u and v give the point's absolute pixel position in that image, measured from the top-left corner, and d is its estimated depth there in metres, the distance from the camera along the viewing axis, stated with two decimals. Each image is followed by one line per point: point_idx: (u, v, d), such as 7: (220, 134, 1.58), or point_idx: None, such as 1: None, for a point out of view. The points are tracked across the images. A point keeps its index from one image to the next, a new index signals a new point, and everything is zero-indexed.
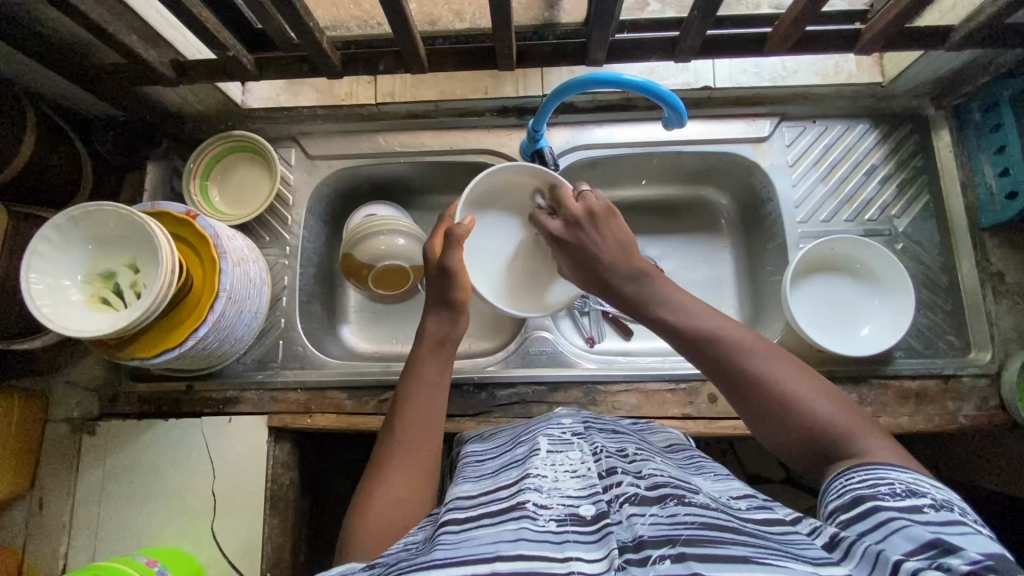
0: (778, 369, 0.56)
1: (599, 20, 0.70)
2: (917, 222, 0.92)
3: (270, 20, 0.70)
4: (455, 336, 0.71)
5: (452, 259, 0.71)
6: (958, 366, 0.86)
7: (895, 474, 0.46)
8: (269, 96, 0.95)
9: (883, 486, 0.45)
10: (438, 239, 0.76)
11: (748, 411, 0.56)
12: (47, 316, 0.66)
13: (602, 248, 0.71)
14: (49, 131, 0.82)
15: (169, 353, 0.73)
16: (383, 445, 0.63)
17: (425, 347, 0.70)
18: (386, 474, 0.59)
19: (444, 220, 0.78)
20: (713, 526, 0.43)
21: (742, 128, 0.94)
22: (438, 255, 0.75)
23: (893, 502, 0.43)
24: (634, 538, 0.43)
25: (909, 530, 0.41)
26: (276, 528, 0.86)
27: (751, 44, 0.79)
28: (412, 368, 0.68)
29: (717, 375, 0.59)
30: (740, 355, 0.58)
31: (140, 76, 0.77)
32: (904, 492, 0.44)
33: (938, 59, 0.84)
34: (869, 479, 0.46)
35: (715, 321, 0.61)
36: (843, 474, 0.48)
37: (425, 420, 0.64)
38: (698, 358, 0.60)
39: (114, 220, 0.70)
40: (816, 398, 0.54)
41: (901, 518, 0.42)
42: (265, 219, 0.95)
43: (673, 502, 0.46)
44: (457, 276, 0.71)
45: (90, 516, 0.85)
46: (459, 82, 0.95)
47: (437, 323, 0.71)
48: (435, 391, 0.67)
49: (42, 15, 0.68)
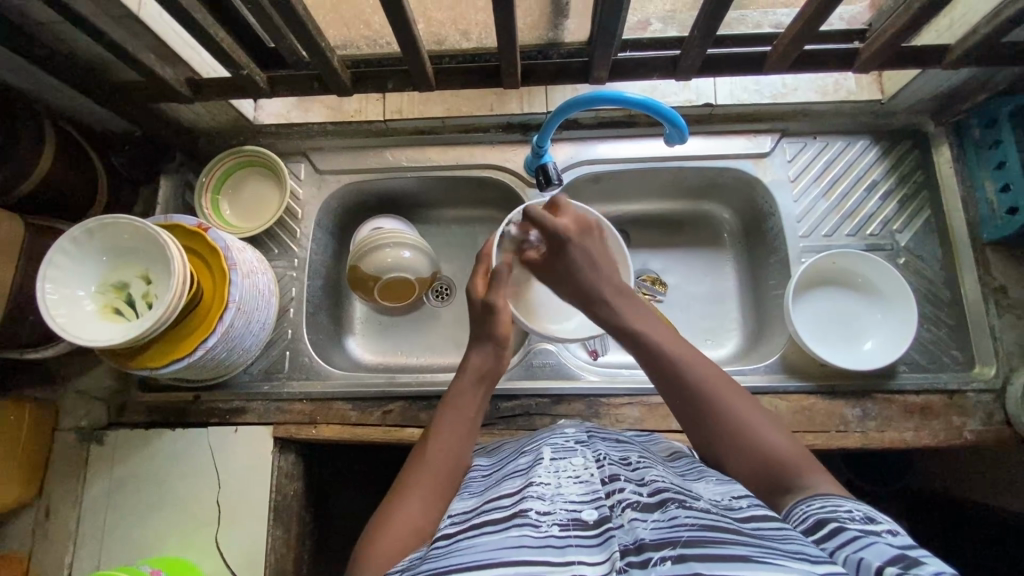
0: (732, 399, 0.59)
1: (602, 39, 0.72)
2: (919, 237, 0.92)
3: (282, 38, 0.72)
4: (494, 372, 0.71)
5: (495, 296, 0.74)
6: (963, 382, 0.86)
7: (852, 503, 0.48)
8: (280, 112, 0.98)
9: (843, 512, 0.47)
10: (478, 281, 0.78)
11: (696, 431, 0.60)
12: (62, 325, 0.68)
13: (601, 265, 0.70)
14: (68, 146, 0.84)
15: (179, 363, 0.75)
16: (411, 466, 0.63)
17: (464, 379, 0.70)
18: (410, 494, 0.59)
19: (480, 257, 0.80)
20: (713, 528, 0.43)
21: (744, 144, 0.95)
22: (481, 294, 0.77)
23: (857, 525, 0.45)
24: (635, 541, 0.43)
25: (877, 545, 0.42)
26: (279, 538, 0.86)
27: (752, 63, 0.80)
28: (451, 398, 0.68)
29: (675, 398, 0.61)
30: (705, 380, 0.60)
31: (156, 93, 0.79)
32: (863, 518, 0.45)
33: (937, 77, 0.86)
34: (828, 505, 0.48)
35: (677, 346, 0.63)
36: (803, 502, 0.50)
37: (453, 450, 0.64)
38: (659, 381, 0.62)
39: (130, 233, 0.72)
40: (770, 429, 0.57)
41: (865, 537, 0.43)
42: (273, 232, 0.97)
43: (674, 506, 0.47)
44: (501, 315, 0.73)
45: (96, 527, 0.85)
46: (465, 99, 0.97)
47: (479, 357, 0.72)
48: (471, 424, 0.67)
49: (65, 35, 0.71)
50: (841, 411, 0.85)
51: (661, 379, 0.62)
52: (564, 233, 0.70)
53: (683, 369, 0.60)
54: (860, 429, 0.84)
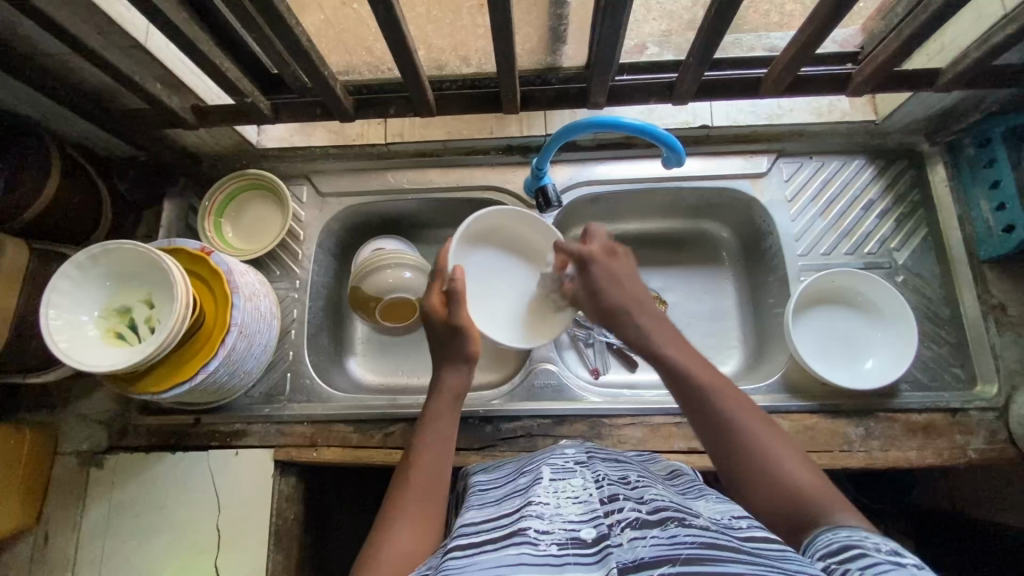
0: (761, 434, 0.58)
1: (600, 67, 0.74)
2: (916, 255, 0.93)
3: (286, 66, 0.73)
4: (465, 389, 0.73)
5: (458, 316, 0.74)
6: (966, 401, 0.85)
7: (882, 539, 0.47)
8: (283, 136, 0.99)
9: (871, 543, 0.46)
10: (434, 295, 0.77)
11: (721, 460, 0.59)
12: (65, 350, 0.68)
13: (633, 287, 0.74)
14: (73, 171, 0.85)
15: (181, 387, 0.75)
16: (398, 488, 0.63)
17: (440, 401, 0.70)
18: (401, 521, 0.58)
19: (438, 275, 0.80)
20: (711, 546, 0.43)
21: (741, 164, 0.96)
22: (439, 311, 0.76)
23: (881, 554, 0.44)
24: (634, 559, 0.42)
25: (898, 572, 0.41)
26: (279, 563, 0.85)
27: (746, 87, 0.82)
28: (427, 419, 0.69)
29: (699, 425, 0.61)
30: (729, 407, 0.60)
31: (163, 120, 0.81)
32: (891, 550, 0.44)
33: (928, 101, 0.87)
34: (855, 535, 0.47)
35: (707, 371, 0.64)
36: (830, 530, 0.49)
37: (435, 471, 0.64)
38: (685, 403, 0.63)
39: (135, 259, 0.72)
40: (797, 465, 0.56)
41: (890, 564, 0.42)
42: (275, 253, 0.97)
43: (674, 524, 0.46)
44: (468, 332, 0.74)
45: (94, 552, 0.85)
46: (466, 122, 0.98)
47: (454, 377, 0.72)
48: (449, 441, 0.67)
49: (72, 65, 0.72)
50: (844, 430, 0.85)
51: (691, 408, 0.62)
52: (586, 255, 0.76)
53: (698, 387, 0.62)
54: (863, 449, 0.84)
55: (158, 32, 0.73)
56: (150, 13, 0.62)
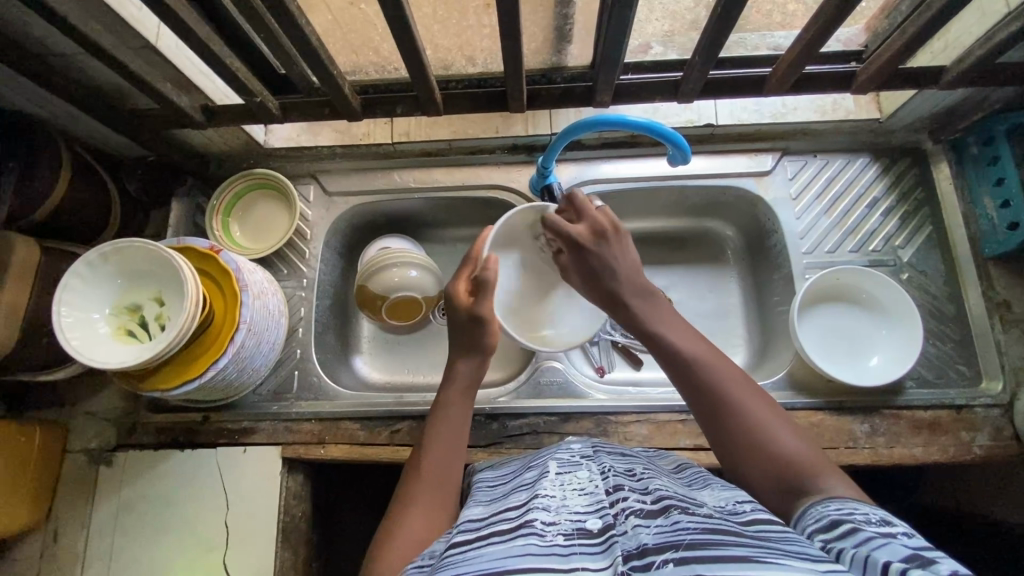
0: (764, 417, 0.57)
1: (606, 66, 0.74)
2: (920, 252, 0.93)
3: (295, 66, 0.74)
4: (476, 381, 0.71)
5: (482, 307, 0.72)
6: (971, 397, 0.86)
7: (870, 508, 0.47)
8: (290, 136, 1.00)
9: (860, 514, 0.46)
10: (461, 282, 0.76)
11: (720, 442, 0.58)
12: (76, 348, 0.68)
13: (629, 269, 0.68)
14: (83, 171, 0.86)
15: (190, 384, 0.75)
16: (408, 481, 0.63)
17: (450, 392, 0.69)
18: (411, 513, 0.59)
19: (468, 261, 0.78)
20: (714, 530, 0.43)
21: (746, 162, 0.97)
22: (463, 299, 0.74)
23: (872, 527, 0.44)
24: (638, 546, 0.43)
25: (891, 546, 0.42)
26: (287, 560, 0.85)
27: (751, 85, 0.82)
28: (439, 409, 0.68)
29: (703, 414, 0.60)
30: (729, 391, 0.59)
31: (172, 120, 0.82)
32: (879, 520, 0.45)
33: (932, 98, 0.87)
34: (845, 507, 0.48)
35: (704, 351, 0.62)
36: (820, 503, 0.50)
37: (446, 461, 0.64)
38: (683, 386, 0.61)
39: (143, 256, 0.73)
40: (803, 448, 0.55)
41: (881, 537, 0.43)
42: (282, 252, 0.98)
43: (676, 512, 0.47)
44: (489, 324, 0.72)
45: (103, 549, 0.85)
46: (472, 122, 0.99)
47: (465, 366, 0.71)
48: (459, 430, 0.67)
49: (83, 65, 0.73)
50: (849, 427, 0.85)
51: (690, 392, 0.61)
52: (574, 239, 0.69)
53: (697, 372, 0.60)
54: (868, 446, 0.84)
55: (169, 32, 0.74)
56: (161, 12, 0.62)
